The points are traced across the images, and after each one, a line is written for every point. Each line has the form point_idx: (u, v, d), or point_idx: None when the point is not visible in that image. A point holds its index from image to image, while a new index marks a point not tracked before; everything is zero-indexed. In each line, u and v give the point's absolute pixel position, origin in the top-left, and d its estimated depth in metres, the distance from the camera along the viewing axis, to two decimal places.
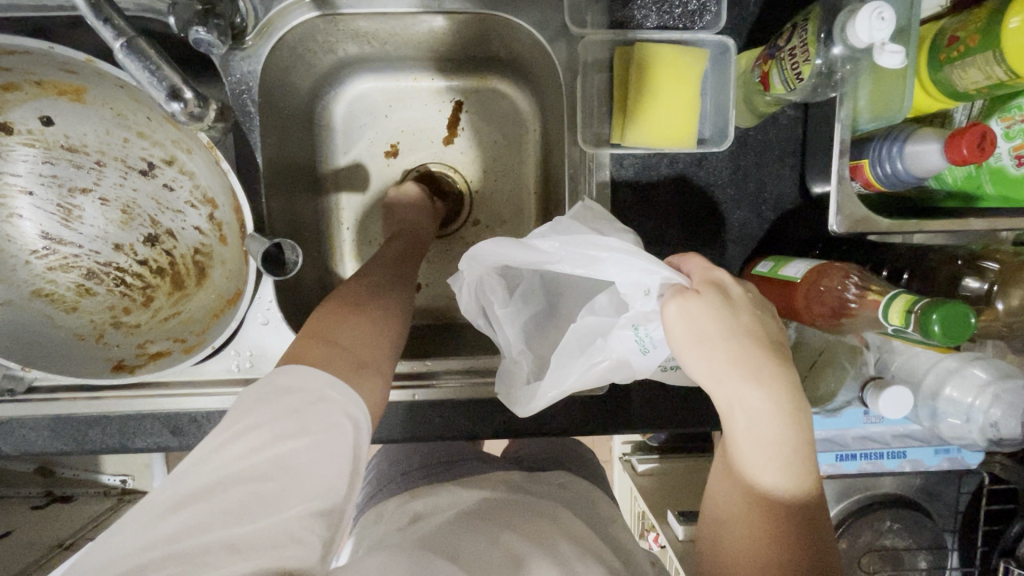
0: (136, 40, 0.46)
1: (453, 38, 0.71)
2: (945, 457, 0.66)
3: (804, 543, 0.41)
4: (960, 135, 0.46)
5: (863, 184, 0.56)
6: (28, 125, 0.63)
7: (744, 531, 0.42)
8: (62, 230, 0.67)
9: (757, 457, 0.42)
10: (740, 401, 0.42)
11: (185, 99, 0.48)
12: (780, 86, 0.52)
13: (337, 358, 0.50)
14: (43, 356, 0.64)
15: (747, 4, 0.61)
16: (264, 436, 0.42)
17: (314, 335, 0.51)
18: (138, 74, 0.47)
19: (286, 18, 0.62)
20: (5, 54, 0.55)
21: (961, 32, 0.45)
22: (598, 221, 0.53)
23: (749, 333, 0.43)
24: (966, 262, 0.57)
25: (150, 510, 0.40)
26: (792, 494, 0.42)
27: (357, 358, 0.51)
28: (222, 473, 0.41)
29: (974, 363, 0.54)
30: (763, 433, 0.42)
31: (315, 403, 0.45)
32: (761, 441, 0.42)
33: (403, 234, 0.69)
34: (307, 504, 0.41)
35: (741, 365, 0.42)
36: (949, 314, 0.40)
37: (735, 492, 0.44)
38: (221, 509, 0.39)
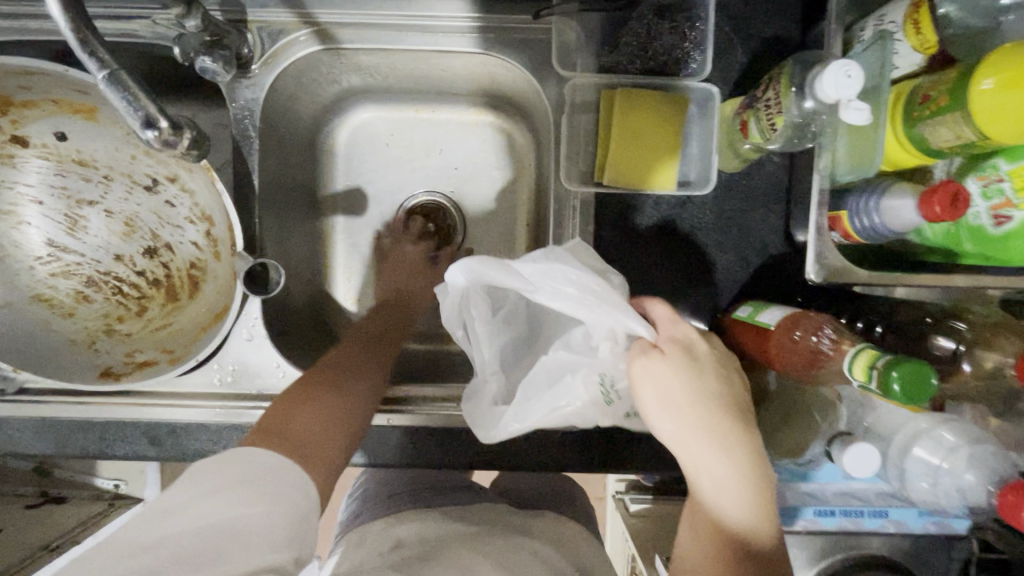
0: (118, 72, 0.46)
1: (452, 75, 0.74)
2: (931, 521, 0.63)
3: None
4: (933, 192, 0.46)
5: (842, 235, 0.56)
6: (43, 139, 0.65)
7: None
8: (66, 239, 0.70)
9: (726, 514, 0.42)
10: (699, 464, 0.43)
11: (160, 128, 0.49)
12: (757, 136, 0.53)
13: (280, 445, 0.46)
14: (38, 359, 0.68)
15: (734, 54, 0.62)
16: (222, 495, 0.40)
17: (259, 432, 0.47)
18: (113, 101, 0.47)
19: (290, 50, 0.65)
20: (24, 74, 0.58)
21: (933, 91, 0.46)
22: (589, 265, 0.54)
23: (714, 395, 0.44)
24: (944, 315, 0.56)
25: (92, 569, 0.36)
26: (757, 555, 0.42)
27: (303, 450, 0.47)
28: (173, 531, 0.38)
29: (945, 425, 0.52)
30: (728, 495, 0.42)
31: (277, 468, 0.43)
32: (725, 502, 0.42)
33: (393, 304, 0.73)
34: (269, 556, 0.39)
35: (706, 429, 0.43)
36: (910, 373, 0.39)
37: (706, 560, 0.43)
38: (174, 560, 0.36)
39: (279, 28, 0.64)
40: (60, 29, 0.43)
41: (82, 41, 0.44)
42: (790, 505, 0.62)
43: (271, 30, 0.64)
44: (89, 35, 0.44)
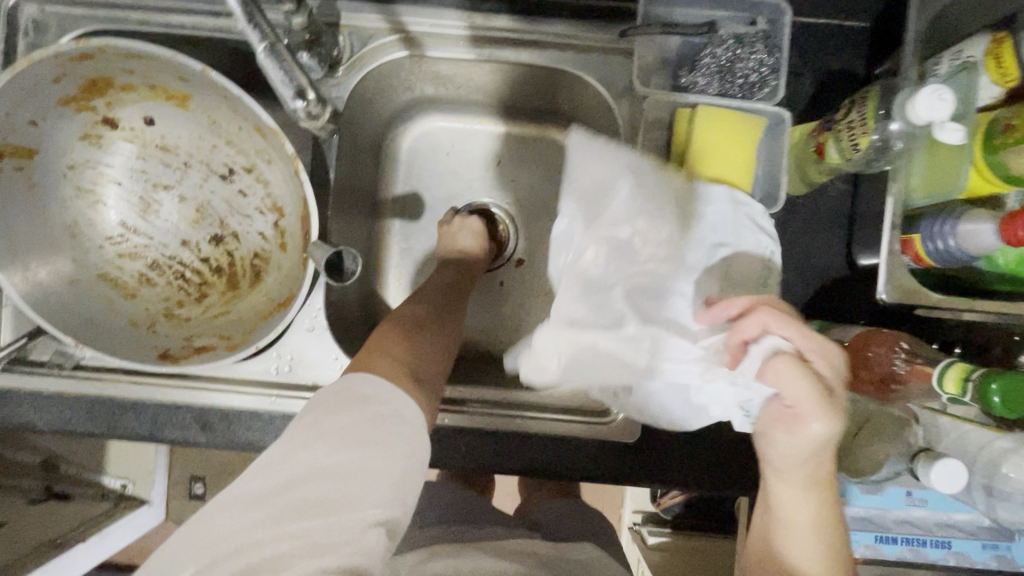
0: (278, 46, 0.49)
1: (523, 89, 0.77)
2: (993, 555, 0.61)
3: None
4: (1018, 217, 0.47)
5: (913, 258, 0.57)
6: (132, 123, 0.68)
7: None
8: (137, 221, 0.72)
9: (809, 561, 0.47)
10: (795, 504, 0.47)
11: (308, 99, 0.54)
12: (836, 156, 0.55)
13: (389, 365, 0.52)
14: (97, 335, 0.67)
15: (804, 84, 0.65)
16: (343, 440, 0.44)
17: (370, 346, 0.54)
18: (273, 73, 0.50)
19: (377, 55, 0.68)
20: (132, 58, 0.61)
21: (1016, 121, 0.48)
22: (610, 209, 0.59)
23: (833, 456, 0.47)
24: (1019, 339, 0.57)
25: (240, 498, 0.43)
26: None
27: (410, 372, 0.53)
28: (301, 469, 0.43)
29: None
30: (815, 537, 0.47)
31: (389, 416, 0.47)
32: (807, 540, 0.47)
33: (457, 267, 0.73)
34: (375, 510, 0.44)
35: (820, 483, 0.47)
36: (1011, 384, 0.40)
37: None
38: (302, 503, 0.42)
39: (369, 33, 0.67)
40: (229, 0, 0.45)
41: (249, 14, 0.46)
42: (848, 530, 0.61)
43: (362, 35, 0.67)
44: (255, 11, 0.47)
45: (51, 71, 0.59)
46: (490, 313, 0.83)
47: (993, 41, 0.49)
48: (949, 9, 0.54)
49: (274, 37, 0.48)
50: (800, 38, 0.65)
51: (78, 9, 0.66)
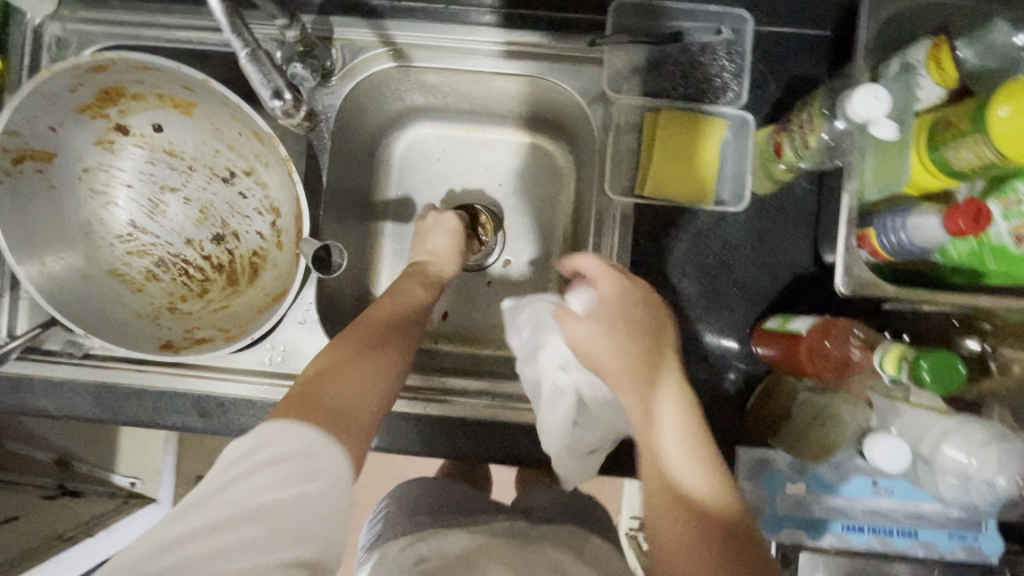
0: (258, 52, 0.55)
1: (507, 98, 0.81)
2: (962, 545, 0.62)
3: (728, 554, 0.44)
4: (959, 208, 0.50)
5: (870, 253, 0.59)
6: (142, 130, 0.74)
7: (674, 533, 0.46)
8: (146, 221, 0.77)
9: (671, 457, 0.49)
10: (655, 454, 0.49)
11: (284, 99, 0.59)
12: (791, 154, 0.59)
13: (357, 332, 0.58)
14: (104, 325, 0.72)
15: (769, 89, 0.68)
16: (272, 475, 0.43)
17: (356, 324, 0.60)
18: (252, 75, 0.56)
19: (367, 66, 0.73)
20: (142, 70, 0.66)
21: (954, 118, 0.50)
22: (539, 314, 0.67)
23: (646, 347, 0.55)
24: (960, 325, 0.59)
25: (157, 541, 0.40)
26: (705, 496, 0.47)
27: (371, 340, 0.57)
28: (226, 509, 0.42)
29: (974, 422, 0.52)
30: (672, 431, 0.50)
31: (319, 447, 0.46)
32: (666, 434, 0.50)
33: (433, 262, 0.74)
34: (299, 552, 0.42)
35: (642, 373, 0.53)
36: (937, 362, 0.42)
37: (679, 532, 0.46)
38: (220, 548, 0.40)
39: (359, 46, 0.72)
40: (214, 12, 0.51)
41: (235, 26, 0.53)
42: (816, 518, 0.62)
43: (353, 48, 0.73)
44: (239, 22, 0.53)
45: (69, 83, 0.65)
46: (477, 311, 0.87)
47: (932, 44, 0.52)
48: (899, 15, 0.57)
49: (255, 45, 0.54)
50: (765, 45, 0.68)
51: (95, 27, 0.73)
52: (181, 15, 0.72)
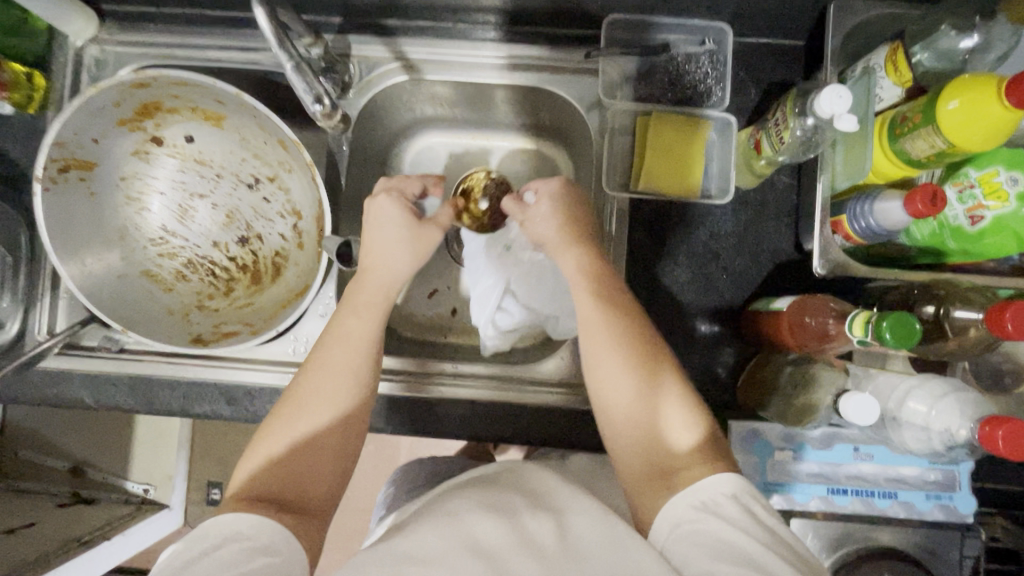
0: (303, 65, 0.62)
1: (510, 108, 0.87)
2: (938, 505, 0.68)
3: (663, 416, 0.55)
4: (916, 193, 0.55)
5: (844, 237, 0.65)
6: (175, 141, 0.80)
7: (630, 406, 0.56)
8: (176, 225, 0.83)
9: (622, 346, 0.57)
10: (615, 359, 0.57)
11: (324, 104, 0.67)
12: (769, 149, 0.65)
13: (361, 279, 0.65)
14: (139, 322, 0.77)
15: (749, 93, 0.75)
16: (212, 567, 0.45)
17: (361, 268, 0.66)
18: (298, 84, 0.64)
19: (382, 80, 0.80)
20: (179, 87, 0.73)
21: (910, 113, 0.57)
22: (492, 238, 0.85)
23: (588, 251, 0.64)
24: (920, 291, 0.55)
25: None
26: (649, 377, 0.56)
27: (369, 277, 0.65)
28: None
29: (935, 379, 0.53)
30: (622, 326, 0.58)
31: (247, 530, 0.49)
32: (618, 328, 0.58)
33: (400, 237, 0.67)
34: None
35: (592, 278, 0.62)
36: (897, 320, 0.47)
37: (633, 396, 0.56)
38: None
39: (375, 62, 0.79)
40: (264, 31, 0.57)
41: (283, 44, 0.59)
42: (803, 483, 0.69)
43: (368, 63, 0.79)
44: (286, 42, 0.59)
45: (114, 97, 0.71)
46: None
47: (890, 49, 0.59)
48: (859, 26, 0.65)
49: (298, 58, 0.61)
50: (745, 55, 0.75)
51: (132, 48, 0.79)
52: (213, 37, 0.79)
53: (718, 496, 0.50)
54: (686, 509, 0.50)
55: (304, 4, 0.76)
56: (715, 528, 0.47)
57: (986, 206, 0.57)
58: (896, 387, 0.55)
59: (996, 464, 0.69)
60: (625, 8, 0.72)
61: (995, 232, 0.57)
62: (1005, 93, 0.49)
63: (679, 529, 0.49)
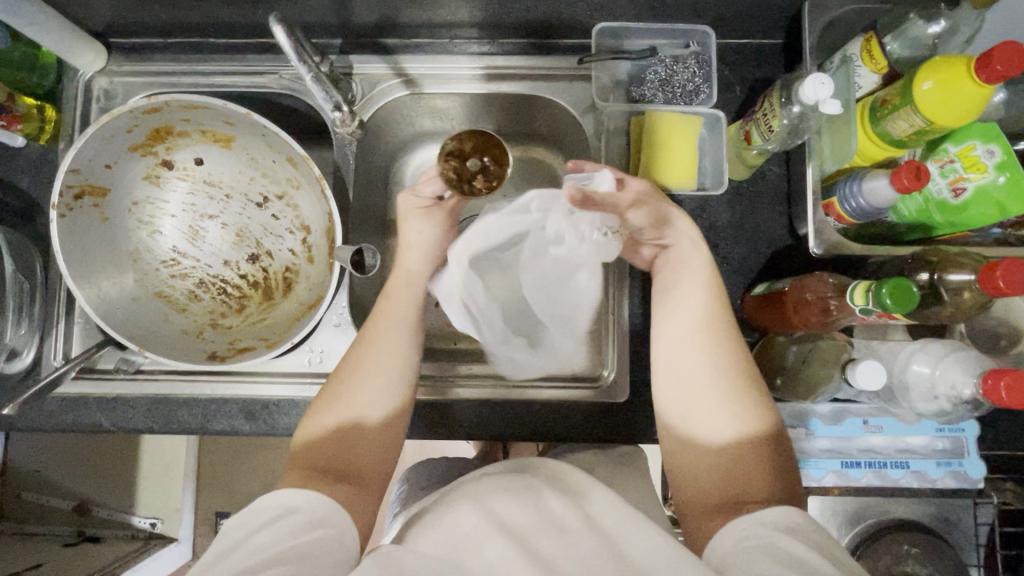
0: (321, 75, 0.67)
1: (507, 118, 0.90)
2: (948, 471, 0.70)
3: (757, 457, 0.56)
4: (902, 170, 0.58)
5: (837, 219, 0.68)
6: (185, 164, 0.82)
7: (730, 439, 0.56)
8: (187, 247, 0.84)
9: (734, 380, 0.58)
10: (725, 392, 0.58)
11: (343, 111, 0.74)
12: (759, 139, 0.68)
13: (409, 292, 0.69)
14: (154, 340, 0.78)
15: (734, 91, 0.79)
16: (275, 533, 0.50)
17: (404, 281, 0.70)
18: (315, 89, 0.70)
19: (384, 96, 0.83)
20: (189, 110, 0.75)
21: (888, 96, 0.60)
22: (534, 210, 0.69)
23: (704, 277, 0.62)
24: (914, 261, 0.58)
25: None
26: (752, 416, 0.57)
27: (415, 291, 0.69)
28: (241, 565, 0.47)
29: (935, 344, 0.55)
30: (733, 359, 0.59)
31: (300, 503, 0.53)
32: (733, 363, 0.59)
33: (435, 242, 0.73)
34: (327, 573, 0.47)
35: (710, 308, 0.61)
36: (894, 287, 0.50)
37: (736, 431, 0.57)
38: None
39: (377, 79, 0.83)
40: (283, 45, 0.62)
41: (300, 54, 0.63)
42: (817, 458, 0.70)
43: (370, 81, 0.83)
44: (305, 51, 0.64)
45: (127, 123, 0.74)
46: None
47: (864, 40, 0.63)
48: (833, 21, 0.69)
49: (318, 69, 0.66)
50: (728, 55, 0.79)
51: (139, 78, 0.82)
52: (217, 63, 0.82)
53: (793, 521, 0.49)
54: (754, 524, 0.50)
55: (307, 27, 0.80)
56: (785, 543, 0.46)
57: (967, 178, 0.60)
58: (898, 353, 0.57)
59: (1001, 429, 0.71)
60: (612, 17, 0.76)
61: (977, 203, 0.60)
62: (976, 70, 0.52)
63: (746, 542, 0.49)
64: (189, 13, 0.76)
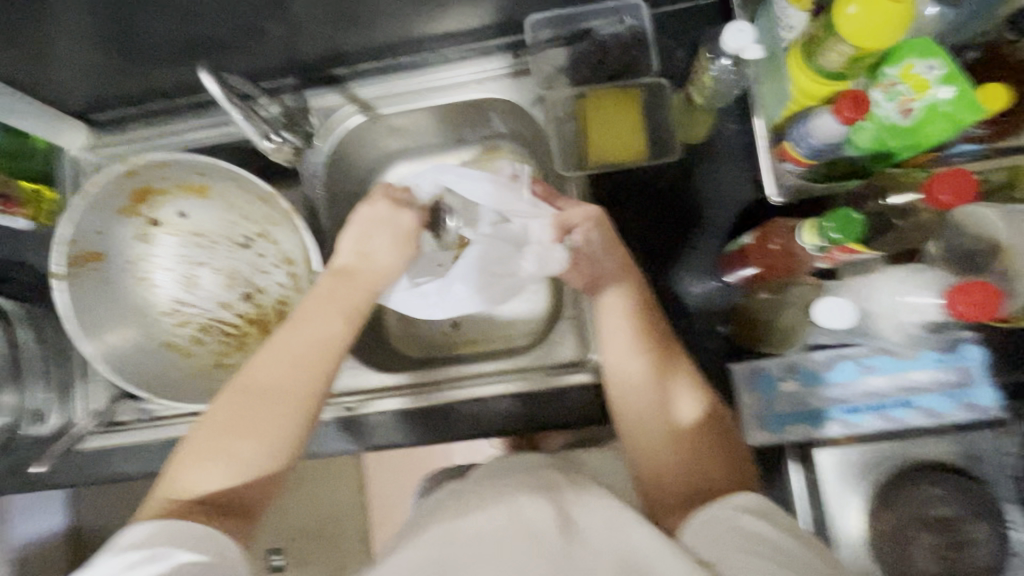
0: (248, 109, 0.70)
1: (465, 125, 0.92)
2: (960, 403, 0.66)
3: (705, 447, 0.60)
4: (843, 101, 0.57)
5: (795, 163, 0.67)
6: (170, 219, 0.88)
7: (682, 436, 0.60)
8: (185, 295, 0.89)
9: (677, 378, 0.61)
10: (672, 390, 0.61)
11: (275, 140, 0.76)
12: (699, 97, 0.72)
13: (346, 291, 0.63)
14: (165, 387, 0.83)
15: (677, 57, 0.79)
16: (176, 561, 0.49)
17: (343, 279, 0.63)
18: (245, 125, 0.72)
19: (343, 124, 0.87)
20: (163, 167, 0.81)
21: (817, 31, 0.59)
22: (504, 193, 0.72)
23: (634, 284, 0.65)
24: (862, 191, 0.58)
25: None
26: (696, 412, 0.61)
27: (370, 287, 0.64)
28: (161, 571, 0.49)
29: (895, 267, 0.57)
30: (674, 358, 0.63)
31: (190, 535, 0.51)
32: (673, 362, 0.62)
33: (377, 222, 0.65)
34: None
35: (646, 315, 0.64)
36: (840, 219, 0.51)
37: (684, 429, 0.60)
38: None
39: (332, 109, 0.87)
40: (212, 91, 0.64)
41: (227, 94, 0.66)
42: (816, 409, 0.69)
43: (326, 111, 0.87)
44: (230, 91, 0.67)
45: (110, 189, 0.80)
46: (483, 314, 0.94)
47: None
48: None
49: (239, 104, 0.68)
50: (665, 22, 0.79)
51: (121, 147, 0.89)
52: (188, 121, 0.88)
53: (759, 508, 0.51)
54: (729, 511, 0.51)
55: (261, 73, 0.84)
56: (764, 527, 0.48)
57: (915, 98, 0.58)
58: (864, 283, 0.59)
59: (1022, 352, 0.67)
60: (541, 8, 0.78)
61: (931, 119, 0.58)
62: None
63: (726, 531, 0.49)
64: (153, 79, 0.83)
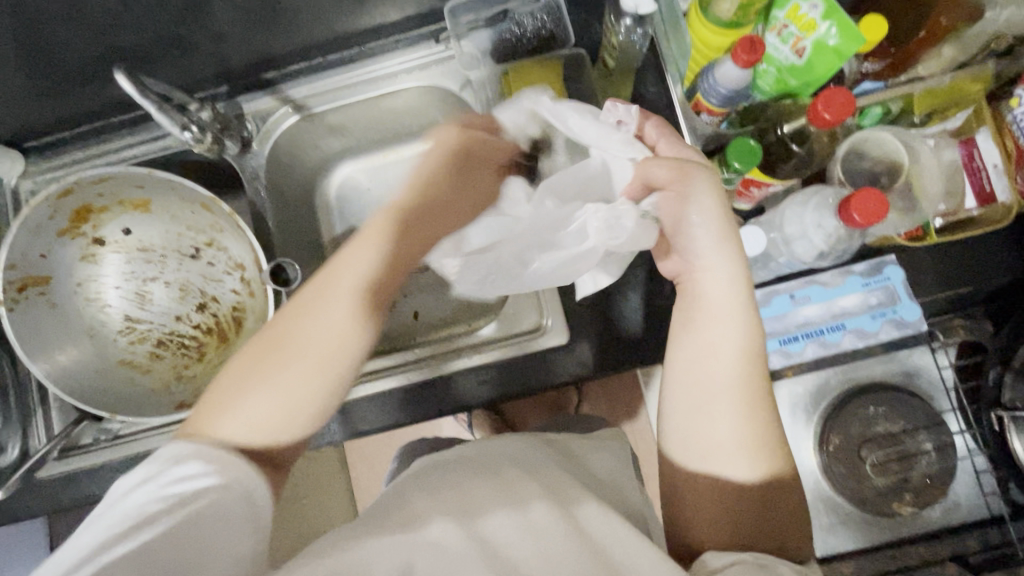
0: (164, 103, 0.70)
1: (402, 117, 0.94)
2: (887, 322, 0.70)
3: (764, 510, 0.51)
4: (738, 45, 0.60)
5: (709, 114, 0.69)
6: (115, 238, 0.88)
7: (737, 480, 0.52)
8: (138, 311, 0.89)
9: (752, 410, 0.52)
10: (731, 424, 0.52)
11: (193, 131, 0.76)
12: (612, 59, 0.75)
13: (347, 279, 0.52)
14: (126, 404, 0.83)
15: (593, 28, 0.82)
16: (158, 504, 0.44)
17: (344, 264, 0.53)
18: (163, 120, 0.72)
19: (278, 125, 0.87)
20: (101, 185, 0.81)
21: None
22: (595, 126, 0.61)
23: (708, 281, 0.55)
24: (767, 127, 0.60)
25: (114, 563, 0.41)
26: (760, 463, 0.52)
27: (365, 277, 0.53)
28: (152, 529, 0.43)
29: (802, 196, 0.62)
30: (739, 376, 0.53)
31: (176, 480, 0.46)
32: (737, 384, 0.53)
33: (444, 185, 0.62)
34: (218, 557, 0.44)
35: (721, 315, 0.54)
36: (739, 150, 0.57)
37: (741, 474, 0.52)
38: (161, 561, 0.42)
39: (267, 112, 0.87)
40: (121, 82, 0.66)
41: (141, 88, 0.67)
42: None
43: (261, 115, 0.87)
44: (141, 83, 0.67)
45: (47, 212, 0.80)
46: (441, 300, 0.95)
47: None
48: None
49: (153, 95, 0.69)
50: None
51: (57, 171, 0.88)
52: (122, 138, 0.88)
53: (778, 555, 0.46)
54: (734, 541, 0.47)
55: (192, 83, 0.85)
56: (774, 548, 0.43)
57: (804, 37, 0.61)
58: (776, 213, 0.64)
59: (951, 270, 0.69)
60: None
61: (820, 57, 0.61)
62: None
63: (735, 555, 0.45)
64: (83, 98, 0.83)
